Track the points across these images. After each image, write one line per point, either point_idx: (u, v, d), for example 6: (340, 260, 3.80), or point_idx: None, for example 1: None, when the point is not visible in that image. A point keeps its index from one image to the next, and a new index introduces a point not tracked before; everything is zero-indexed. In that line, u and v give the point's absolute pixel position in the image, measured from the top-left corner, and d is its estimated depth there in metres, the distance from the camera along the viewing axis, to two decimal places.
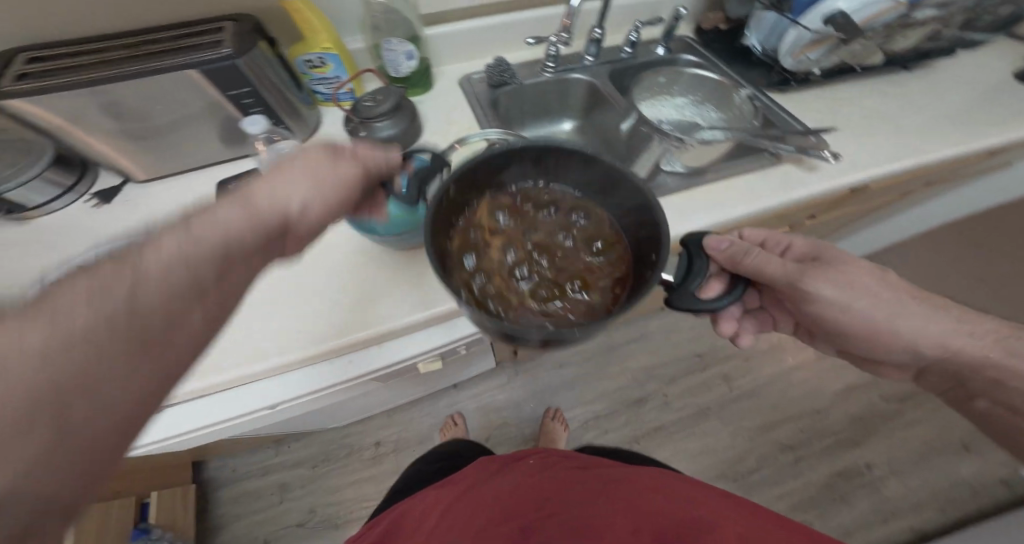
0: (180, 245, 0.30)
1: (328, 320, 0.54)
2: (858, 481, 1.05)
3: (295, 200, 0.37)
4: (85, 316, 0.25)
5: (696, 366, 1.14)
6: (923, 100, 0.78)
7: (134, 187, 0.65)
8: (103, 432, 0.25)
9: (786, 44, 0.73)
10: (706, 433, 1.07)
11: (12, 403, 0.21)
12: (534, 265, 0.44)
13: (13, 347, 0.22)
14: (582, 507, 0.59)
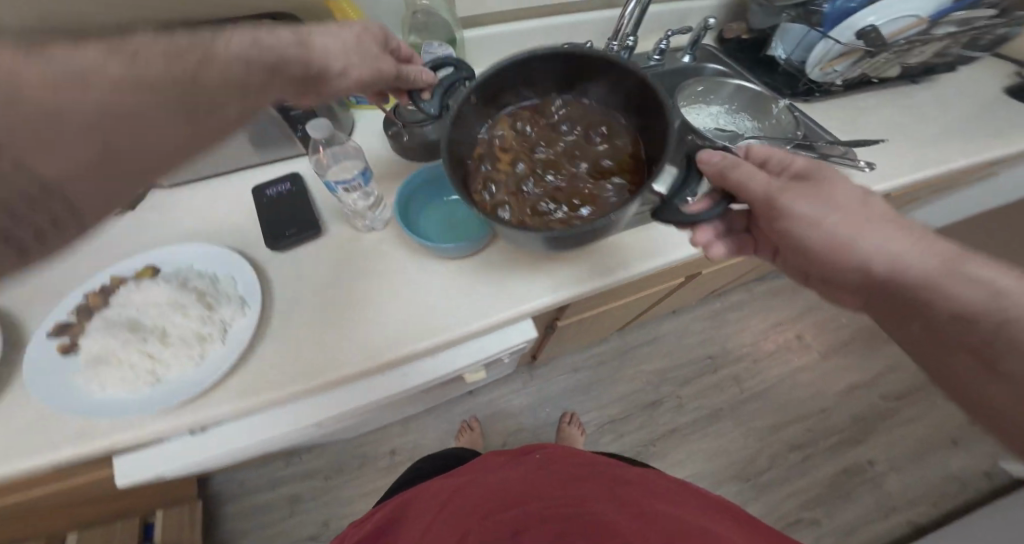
0: (246, 43, 0.35)
1: (385, 331, 0.58)
2: (861, 477, 1.09)
3: (343, 61, 0.48)
4: (159, 61, 0.30)
5: (708, 369, 1.17)
6: (934, 113, 0.82)
7: (161, 193, 0.74)
8: (142, 167, 0.31)
9: (814, 57, 0.76)
10: (720, 434, 1.10)
11: (79, 116, 0.27)
12: (544, 174, 0.51)
13: (93, 65, 0.28)
14: (591, 504, 0.54)
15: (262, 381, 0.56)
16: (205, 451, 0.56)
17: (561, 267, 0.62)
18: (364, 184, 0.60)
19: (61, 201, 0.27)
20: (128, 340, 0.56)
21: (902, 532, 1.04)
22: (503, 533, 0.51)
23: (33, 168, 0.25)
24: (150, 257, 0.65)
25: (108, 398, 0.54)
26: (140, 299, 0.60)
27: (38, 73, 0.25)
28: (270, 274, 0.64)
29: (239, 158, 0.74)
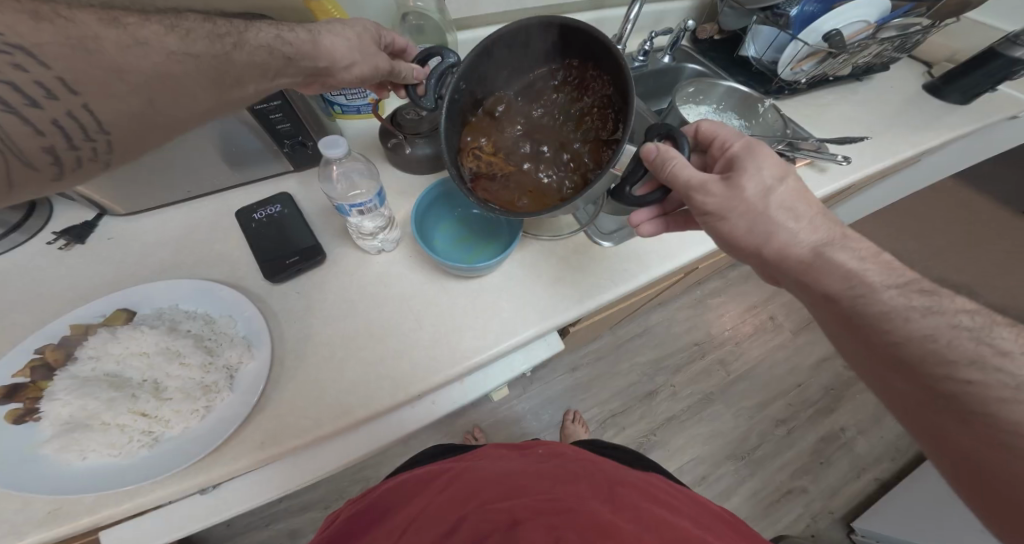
0: (272, 39, 0.47)
1: (413, 356, 0.57)
2: (837, 443, 1.18)
3: (340, 52, 0.54)
4: (204, 40, 0.42)
5: (696, 355, 1.27)
6: (891, 99, 0.88)
7: (116, 221, 0.65)
8: (173, 119, 0.41)
9: (785, 58, 0.79)
10: (712, 417, 1.19)
11: (139, 73, 0.38)
12: (535, 153, 0.53)
13: (155, 37, 0.39)
14: (585, 505, 0.44)
15: (284, 427, 0.51)
16: (220, 510, 0.52)
17: (584, 279, 0.63)
18: (377, 205, 0.57)
19: (110, 137, 0.38)
20: (120, 399, 0.50)
21: (876, 488, 1.13)
22: (497, 525, 0.42)
23: (100, 107, 0.36)
24: (120, 298, 0.56)
25: (94, 469, 0.47)
26: (120, 350, 0.52)
27: (120, 39, 0.37)
28: (274, 308, 0.59)
29: (214, 180, 0.67)
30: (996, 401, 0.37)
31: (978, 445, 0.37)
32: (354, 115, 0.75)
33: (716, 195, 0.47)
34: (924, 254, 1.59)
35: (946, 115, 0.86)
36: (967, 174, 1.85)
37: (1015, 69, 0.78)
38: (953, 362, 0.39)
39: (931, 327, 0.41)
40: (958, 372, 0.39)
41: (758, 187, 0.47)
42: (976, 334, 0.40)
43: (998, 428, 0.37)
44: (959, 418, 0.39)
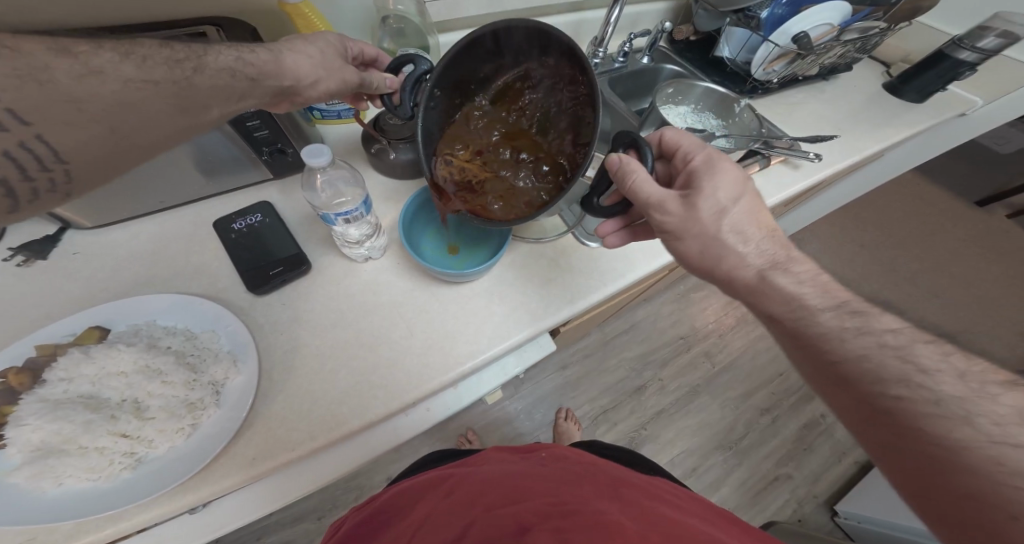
0: (233, 60, 0.47)
1: (405, 365, 0.56)
2: (818, 429, 1.22)
3: (306, 72, 0.54)
4: (161, 66, 0.41)
5: (681, 348, 1.29)
6: (857, 96, 0.92)
7: (83, 233, 0.62)
8: (133, 147, 0.40)
9: (757, 58, 0.81)
10: (699, 409, 1.22)
11: (95, 101, 0.37)
12: (514, 158, 0.54)
13: (110, 65, 0.38)
14: (592, 503, 0.44)
15: (274, 443, 0.50)
16: (212, 530, 0.51)
17: (572, 280, 0.64)
18: (365, 213, 0.56)
19: (68, 167, 0.37)
20: (97, 422, 0.47)
21: (856, 471, 1.17)
22: (504, 529, 0.41)
23: (56, 138, 0.35)
24: (93, 316, 0.53)
25: (72, 495, 0.44)
26: (94, 370, 0.50)
27: (73, 68, 0.36)
28: (259, 321, 0.58)
29: (189, 190, 0.64)
30: (922, 415, 0.39)
31: (917, 462, 0.39)
32: (335, 121, 0.73)
33: (675, 211, 0.49)
34: (892, 243, 1.66)
35: (906, 112, 0.90)
36: (926, 167, 1.95)
37: (961, 70, 0.83)
38: (882, 380, 0.42)
39: (862, 347, 0.43)
40: (888, 387, 0.41)
41: (713, 208, 0.49)
42: (901, 352, 0.42)
43: (930, 442, 0.39)
44: (895, 432, 0.40)
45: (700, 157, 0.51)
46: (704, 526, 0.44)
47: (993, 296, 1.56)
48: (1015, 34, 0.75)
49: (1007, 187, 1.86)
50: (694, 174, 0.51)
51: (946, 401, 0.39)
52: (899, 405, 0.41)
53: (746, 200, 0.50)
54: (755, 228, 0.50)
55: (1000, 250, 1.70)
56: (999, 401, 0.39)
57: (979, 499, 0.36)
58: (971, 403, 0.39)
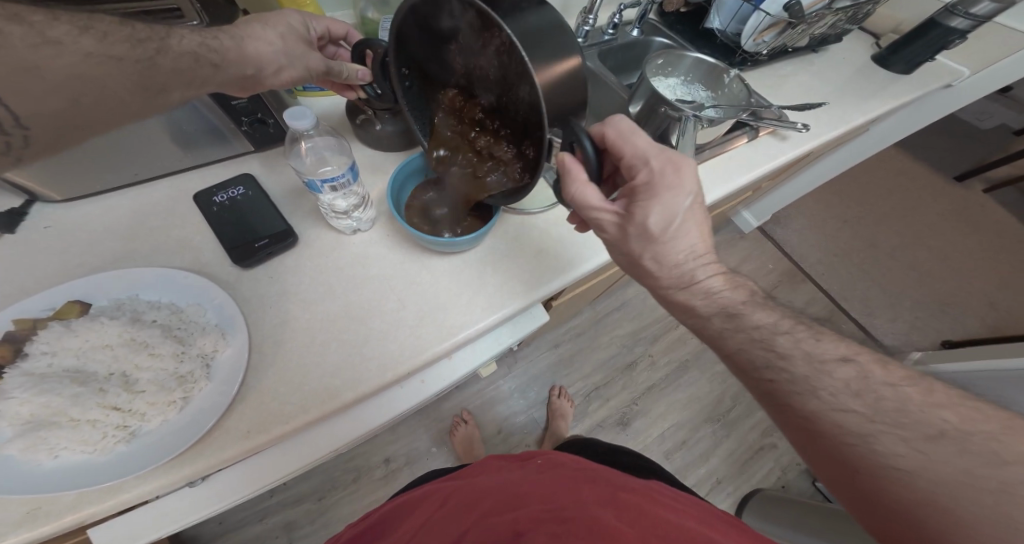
0: (195, 44, 0.47)
1: (398, 338, 0.56)
2: None
3: (270, 55, 0.54)
4: (123, 44, 0.40)
5: (671, 324, 1.32)
6: (845, 68, 0.92)
7: (56, 209, 0.60)
8: (89, 124, 0.39)
9: (748, 28, 0.81)
10: (688, 382, 1.25)
11: (56, 73, 0.36)
12: (492, 132, 0.53)
13: (68, 37, 0.37)
14: (589, 509, 0.44)
15: (268, 414, 0.50)
16: (210, 503, 0.51)
17: (563, 251, 0.64)
18: (351, 181, 0.55)
19: (27, 133, 0.35)
20: (84, 396, 0.46)
21: None
22: (501, 533, 0.42)
23: (17, 103, 0.34)
24: (71, 290, 0.52)
25: (69, 468, 0.44)
26: (78, 343, 0.49)
27: (30, 37, 0.34)
28: (243, 296, 0.57)
29: (165, 161, 0.63)
30: (790, 394, 0.45)
31: (801, 433, 0.45)
32: (315, 94, 0.73)
33: (613, 226, 0.49)
34: (878, 218, 1.70)
35: (892, 84, 0.91)
36: (910, 142, 1.98)
37: (952, 38, 0.83)
38: (756, 366, 0.47)
39: (737, 344, 0.48)
40: (762, 372, 0.46)
41: (648, 231, 0.48)
42: (764, 342, 0.47)
43: (798, 411, 0.44)
44: (779, 407, 0.46)
45: (648, 167, 0.49)
46: (696, 524, 0.46)
47: (970, 269, 1.61)
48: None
49: (986, 161, 1.90)
50: (636, 189, 0.49)
51: (798, 380, 0.45)
52: (773, 387, 0.46)
53: (685, 218, 0.49)
54: (680, 250, 0.49)
55: (977, 223, 1.75)
56: (833, 375, 0.44)
57: (832, 458, 0.43)
58: (814, 379, 0.44)
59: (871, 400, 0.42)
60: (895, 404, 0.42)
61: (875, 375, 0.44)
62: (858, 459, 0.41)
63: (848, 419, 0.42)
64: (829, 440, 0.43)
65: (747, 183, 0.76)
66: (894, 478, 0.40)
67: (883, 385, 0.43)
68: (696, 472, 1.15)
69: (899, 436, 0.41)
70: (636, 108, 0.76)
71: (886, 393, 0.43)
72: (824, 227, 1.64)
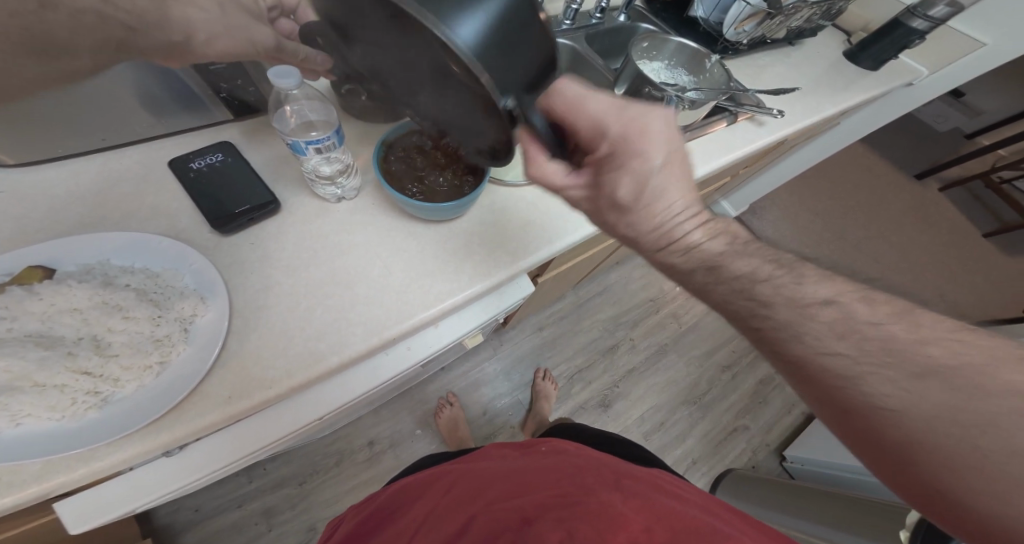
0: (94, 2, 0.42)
1: (385, 303, 0.56)
2: (773, 384, 1.32)
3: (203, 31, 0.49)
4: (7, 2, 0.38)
5: (651, 310, 1.35)
6: (818, 62, 0.96)
7: (15, 172, 0.57)
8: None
9: (729, 18, 0.84)
10: (667, 366, 1.28)
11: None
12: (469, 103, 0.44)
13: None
14: (594, 494, 0.46)
15: (251, 381, 0.49)
16: (188, 474, 0.49)
17: (549, 224, 0.65)
18: (336, 144, 0.54)
19: None
20: (52, 359, 0.43)
21: (801, 422, 1.28)
22: (509, 523, 0.43)
23: None
24: (33, 255, 0.49)
25: (36, 436, 0.42)
26: (43, 307, 0.44)
27: None
28: (222, 263, 0.55)
29: (136, 127, 0.60)
30: (779, 340, 0.43)
31: (797, 378, 0.43)
32: None
33: (583, 199, 0.48)
34: (844, 212, 1.78)
35: (862, 79, 0.95)
36: (874, 141, 2.08)
37: (912, 39, 0.88)
38: (742, 317, 0.45)
39: (723, 295, 0.46)
40: (749, 321, 0.45)
41: (620, 201, 0.45)
42: (745, 292, 0.45)
43: (791, 353, 0.43)
44: (781, 360, 0.44)
45: (608, 138, 0.44)
46: (676, 501, 0.48)
47: (925, 262, 1.71)
48: (962, 3, 0.82)
49: (940, 161, 2.02)
50: (600, 161, 0.45)
51: (784, 326, 0.43)
52: (762, 334, 0.44)
53: (659, 182, 0.44)
54: (659, 212, 0.46)
55: (932, 219, 1.86)
56: (818, 317, 0.42)
57: (826, 401, 0.42)
58: (797, 324, 0.42)
59: (856, 341, 0.41)
60: (882, 343, 0.40)
61: (858, 314, 0.42)
62: (854, 397, 0.40)
63: (836, 361, 0.41)
64: (817, 385, 0.42)
65: (726, 165, 0.78)
66: (873, 414, 0.40)
67: (866, 324, 0.41)
68: (672, 453, 1.18)
69: (888, 377, 0.40)
70: (621, 88, 0.77)
71: (870, 332, 0.41)
72: (795, 219, 1.71)
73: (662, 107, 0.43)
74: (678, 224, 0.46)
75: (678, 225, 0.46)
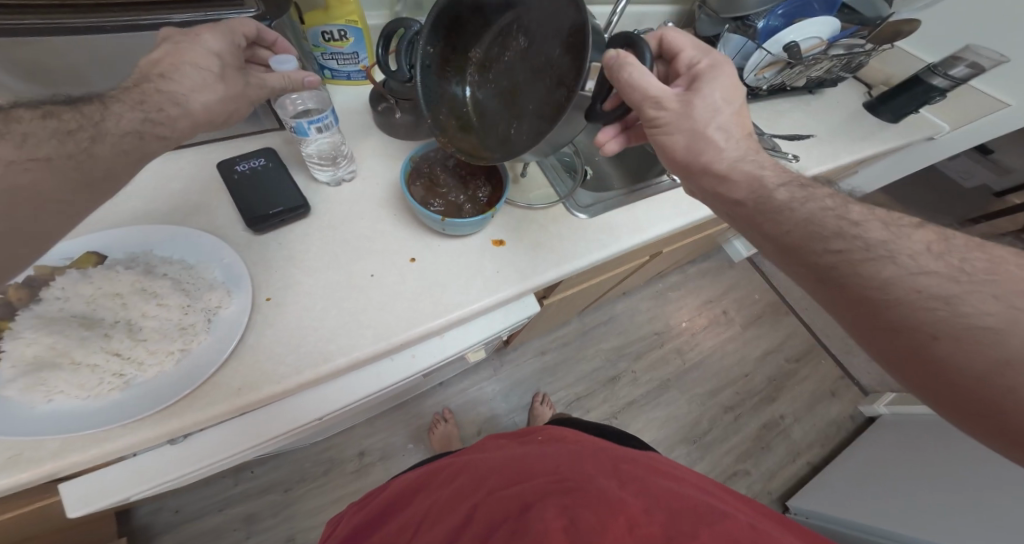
0: None
1: (400, 299, 0.58)
2: (777, 429, 1.29)
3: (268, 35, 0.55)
4: None
5: (655, 343, 1.34)
6: (839, 112, 0.98)
7: None
8: None
9: (750, 65, 0.86)
10: (669, 402, 1.27)
11: None
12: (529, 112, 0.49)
13: None
14: (594, 480, 0.46)
15: (260, 374, 0.50)
16: (189, 463, 0.50)
17: (565, 245, 0.66)
18: (334, 124, 0.59)
19: None
20: (91, 340, 0.45)
21: (805, 471, 1.25)
22: (507, 511, 0.43)
23: None
24: (87, 243, 0.53)
25: (61, 412, 0.43)
26: (92, 290, 0.48)
27: None
28: (252, 259, 0.57)
29: None
30: (863, 262, 0.38)
31: (863, 302, 0.37)
32: (344, 83, 0.75)
33: (675, 104, 0.47)
34: None
35: (881, 130, 0.97)
36: (894, 194, 2.07)
37: (932, 95, 0.92)
38: (818, 241, 0.41)
39: (808, 213, 0.42)
40: (829, 243, 0.40)
41: (708, 110, 0.48)
42: (836, 212, 0.42)
43: (878, 272, 0.37)
44: (864, 290, 0.37)
45: (704, 61, 0.51)
46: (704, 495, 0.48)
47: None
48: (980, 66, 0.87)
49: (963, 218, 2.01)
50: (698, 75, 0.50)
51: (875, 246, 0.39)
52: (841, 260, 0.39)
53: (733, 114, 0.49)
54: (736, 132, 0.49)
55: None
56: (914, 240, 0.39)
57: (899, 326, 0.35)
58: (894, 243, 0.39)
59: (955, 263, 0.37)
60: (986, 264, 0.36)
61: (959, 239, 0.39)
62: (949, 321, 0.34)
63: (935, 284, 0.36)
64: (900, 305, 0.36)
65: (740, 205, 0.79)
66: (970, 336, 0.33)
67: (973, 247, 0.38)
68: None
69: (990, 294, 0.34)
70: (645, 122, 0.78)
71: (976, 253, 0.38)
72: None
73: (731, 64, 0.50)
74: (743, 162, 0.48)
75: (750, 157, 0.48)
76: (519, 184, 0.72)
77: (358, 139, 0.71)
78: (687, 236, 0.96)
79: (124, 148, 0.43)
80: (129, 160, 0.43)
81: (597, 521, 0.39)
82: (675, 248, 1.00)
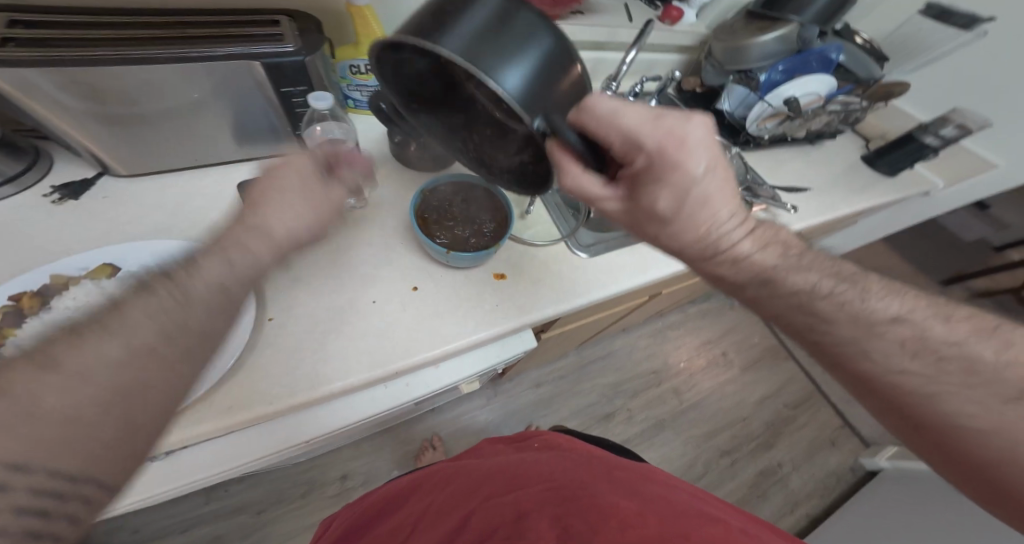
0: None
1: (401, 329, 0.59)
2: (774, 478, 1.26)
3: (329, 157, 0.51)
4: None
5: (652, 382, 1.33)
6: (840, 165, 1.00)
7: (114, 180, 0.62)
8: None
9: (752, 115, 0.89)
10: (663, 443, 1.25)
11: None
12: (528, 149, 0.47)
13: None
14: (586, 487, 0.44)
15: (254, 394, 0.50)
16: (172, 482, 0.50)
17: (562, 283, 0.67)
18: (356, 158, 0.63)
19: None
20: None
21: (802, 524, 1.22)
22: (502, 518, 0.41)
23: None
24: (102, 253, 0.53)
25: None
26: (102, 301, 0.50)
27: None
28: (260, 280, 0.58)
29: (220, 151, 0.65)
30: (842, 352, 0.42)
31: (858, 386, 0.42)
32: (365, 112, 0.78)
33: (618, 210, 0.46)
34: None
35: (879, 185, 0.98)
36: (895, 243, 2.09)
37: (926, 154, 0.95)
38: (800, 331, 0.44)
39: (780, 307, 0.44)
40: (806, 335, 0.43)
41: (667, 204, 0.43)
42: (803, 306, 0.43)
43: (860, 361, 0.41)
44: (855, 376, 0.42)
45: (644, 152, 0.40)
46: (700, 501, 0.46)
47: None
48: (968, 127, 0.91)
49: (963, 272, 2.01)
50: (637, 174, 0.42)
51: (848, 342, 0.41)
52: (820, 345, 0.43)
53: (704, 190, 0.42)
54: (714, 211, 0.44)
55: None
56: (886, 336, 0.41)
57: (894, 411, 0.40)
58: (864, 341, 0.41)
59: (929, 360, 0.39)
60: (962, 364, 0.39)
61: (932, 334, 0.41)
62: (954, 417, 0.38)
63: (914, 378, 0.39)
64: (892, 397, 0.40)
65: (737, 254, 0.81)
66: (957, 434, 0.37)
67: (946, 345, 0.40)
68: None
69: (973, 396, 0.38)
70: None
71: (949, 352, 0.40)
72: None
73: (703, 112, 0.39)
74: (727, 232, 0.45)
75: (727, 232, 0.45)
76: (524, 222, 0.73)
77: (369, 169, 0.73)
78: (687, 279, 0.97)
79: (217, 305, 0.36)
80: (224, 314, 0.36)
81: (590, 529, 0.38)
82: (675, 289, 1.01)
